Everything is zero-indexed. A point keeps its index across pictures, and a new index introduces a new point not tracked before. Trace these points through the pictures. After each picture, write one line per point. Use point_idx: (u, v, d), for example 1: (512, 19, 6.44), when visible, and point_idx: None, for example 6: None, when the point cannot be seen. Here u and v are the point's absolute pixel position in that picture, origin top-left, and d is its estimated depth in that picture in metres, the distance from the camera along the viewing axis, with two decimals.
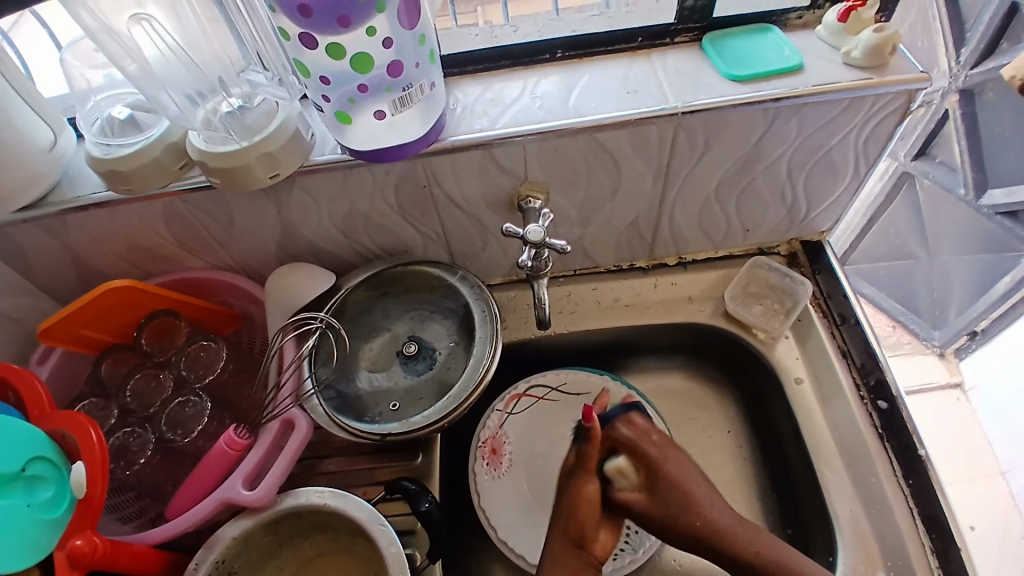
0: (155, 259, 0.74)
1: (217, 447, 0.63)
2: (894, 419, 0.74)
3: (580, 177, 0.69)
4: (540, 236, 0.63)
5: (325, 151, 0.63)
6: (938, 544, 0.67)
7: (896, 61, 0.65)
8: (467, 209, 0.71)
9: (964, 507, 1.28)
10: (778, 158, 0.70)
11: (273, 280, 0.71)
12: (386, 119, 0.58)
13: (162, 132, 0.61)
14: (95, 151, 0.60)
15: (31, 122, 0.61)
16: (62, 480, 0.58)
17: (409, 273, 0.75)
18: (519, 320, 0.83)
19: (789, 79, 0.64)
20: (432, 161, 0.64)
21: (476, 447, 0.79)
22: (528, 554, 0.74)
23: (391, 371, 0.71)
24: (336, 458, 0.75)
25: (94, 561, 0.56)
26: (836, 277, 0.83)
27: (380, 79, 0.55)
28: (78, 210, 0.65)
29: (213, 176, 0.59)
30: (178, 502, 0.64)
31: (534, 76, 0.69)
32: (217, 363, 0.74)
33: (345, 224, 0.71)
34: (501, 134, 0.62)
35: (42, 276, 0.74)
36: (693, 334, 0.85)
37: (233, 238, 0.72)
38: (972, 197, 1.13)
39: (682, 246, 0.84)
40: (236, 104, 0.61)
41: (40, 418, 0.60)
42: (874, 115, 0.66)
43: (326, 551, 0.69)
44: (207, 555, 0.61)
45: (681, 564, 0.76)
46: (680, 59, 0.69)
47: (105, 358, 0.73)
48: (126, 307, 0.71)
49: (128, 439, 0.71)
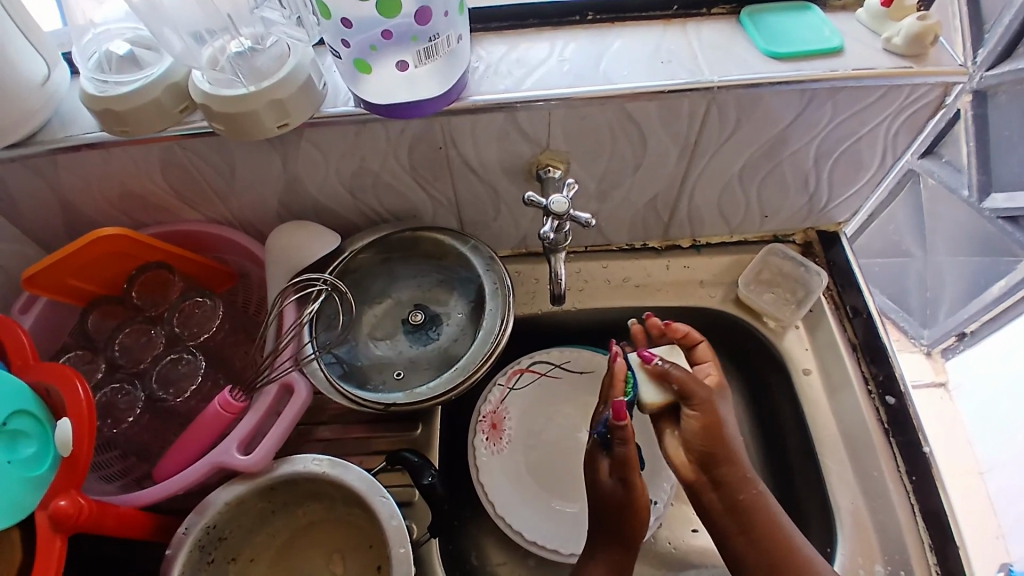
0: (149, 208, 0.71)
1: (211, 408, 0.60)
2: (900, 414, 0.73)
3: (603, 148, 0.66)
4: (564, 207, 0.60)
5: (338, 102, 0.59)
6: (938, 541, 0.67)
7: (935, 52, 0.62)
8: (483, 175, 0.68)
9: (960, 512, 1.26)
10: (807, 143, 0.68)
11: (277, 238, 0.67)
12: (408, 71, 0.55)
13: (163, 72, 0.57)
14: (91, 87, 0.56)
15: (24, 53, 0.56)
16: (45, 437, 0.55)
17: (422, 239, 0.72)
18: (526, 294, 0.80)
19: (829, 60, 0.61)
20: (451, 120, 0.60)
21: (476, 420, 0.76)
22: (526, 531, 0.72)
23: (395, 340, 0.69)
24: (332, 425, 0.73)
25: (78, 523, 0.53)
26: (849, 270, 0.81)
27: (406, 27, 0.51)
28: (69, 150, 0.60)
29: (218, 121, 0.56)
30: (167, 463, 0.61)
31: (562, 38, 0.66)
32: (213, 320, 0.71)
33: (353, 182, 0.68)
34: (525, 96, 0.59)
35: (28, 219, 0.69)
36: (701, 319, 0.83)
37: (234, 191, 0.68)
38: (975, 200, 1.06)
39: (697, 228, 0.81)
40: (246, 45, 0.57)
41: (23, 370, 0.56)
42: (909, 105, 0.64)
43: (320, 519, 0.68)
44: (198, 520, 0.58)
45: (676, 548, 0.76)
46: (715, 30, 0.65)
47: (92, 310, 0.70)
48: (117, 258, 0.67)
49: (116, 396, 0.68)
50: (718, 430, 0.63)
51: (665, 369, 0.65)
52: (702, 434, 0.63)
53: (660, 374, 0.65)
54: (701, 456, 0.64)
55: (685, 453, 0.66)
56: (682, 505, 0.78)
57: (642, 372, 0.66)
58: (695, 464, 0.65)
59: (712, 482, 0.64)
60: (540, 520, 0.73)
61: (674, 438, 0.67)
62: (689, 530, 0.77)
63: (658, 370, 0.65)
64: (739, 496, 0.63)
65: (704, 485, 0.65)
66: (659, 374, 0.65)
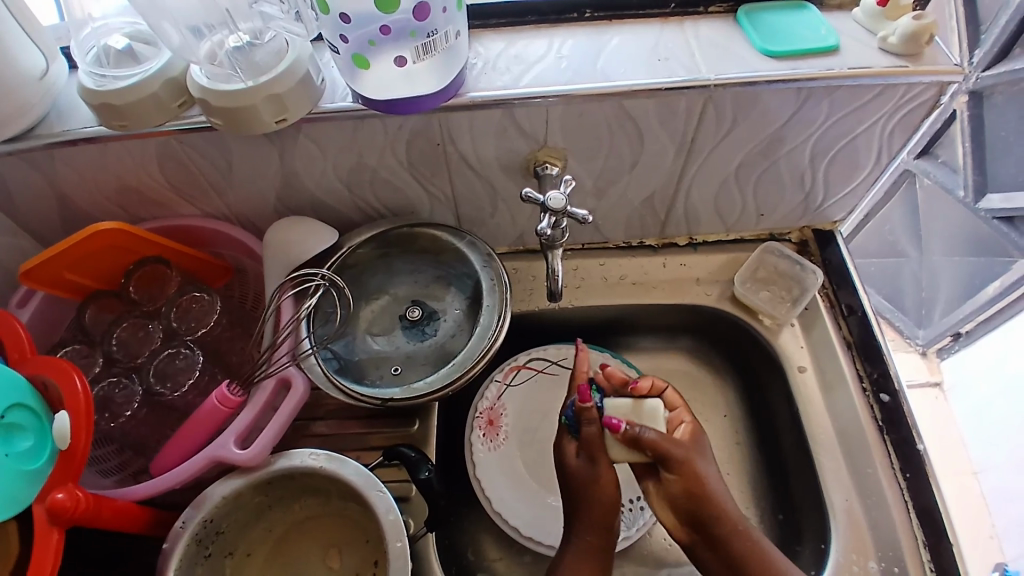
0: (147, 203, 0.71)
1: (209, 402, 0.60)
2: (894, 413, 0.73)
3: (601, 145, 0.66)
4: (562, 204, 0.60)
5: (336, 97, 0.59)
6: (931, 538, 0.67)
7: (931, 52, 0.63)
8: (481, 171, 0.68)
9: (955, 510, 1.26)
10: (803, 142, 0.68)
11: (275, 232, 0.68)
12: (406, 67, 0.55)
13: (162, 66, 0.57)
14: (88, 81, 0.56)
15: (23, 46, 0.56)
16: (42, 431, 0.55)
17: (420, 235, 0.72)
18: (524, 291, 0.81)
19: (824, 59, 0.62)
20: (449, 116, 0.61)
21: (473, 416, 0.77)
22: (522, 527, 0.72)
23: (392, 336, 0.69)
24: (328, 420, 0.73)
25: (75, 516, 0.53)
26: (844, 268, 0.82)
27: (404, 22, 0.51)
28: (66, 144, 0.61)
29: (216, 116, 0.56)
30: (164, 458, 0.61)
31: (560, 35, 0.66)
32: (210, 316, 0.71)
33: (351, 178, 0.68)
34: (523, 93, 0.59)
35: (25, 213, 0.69)
36: (697, 316, 0.83)
37: (232, 187, 0.68)
38: (970, 200, 1.07)
39: (693, 226, 0.82)
40: (245, 40, 0.57)
41: (20, 363, 0.57)
42: (904, 104, 0.64)
43: (316, 514, 0.68)
44: (195, 514, 0.58)
45: (671, 544, 0.76)
46: (712, 28, 0.66)
47: (89, 305, 0.70)
48: (115, 252, 0.67)
49: (114, 390, 0.68)
50: (700, 491, 0.61)
51: (635, 434, 0.62)
52: (687, 497, 0.61)
53: (630, 437, 0.62)
54: (689, 518, 0.61)
55: (673, 516, 0.63)
56: None
57: (611, 438, 0.63)
58: (685, 525, 0.62)
59: (705, 540, 0.61)
60: (539, 515, 0.73)
61: (659, 499, 0.65)
62: None
63: (628, 436, 0.62)
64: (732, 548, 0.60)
65: (697, 544, 0.62)
66: (628, 437, 0.62)
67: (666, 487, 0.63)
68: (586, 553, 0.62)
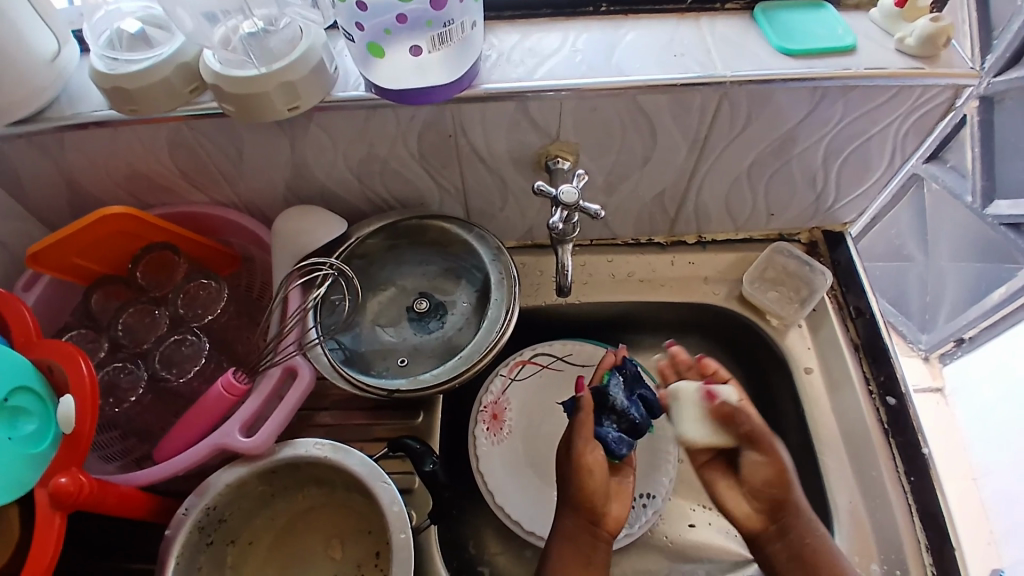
0: (156, 189, 0.70)
1: (214, 390, 0.60)
2: (900, 416, 0.73)
3: (613, 140, 0.66)
4: (574, 198, 0.59)
5: (348, 86, 0.59)
6: (934, 541, 0.67)
7: (947, 54, 0.62)
8: (491, 164, 0.68)
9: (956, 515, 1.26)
10: (815, 142, 0.68)
11: (284, 221, 0.67)
12: (421, 57, 0.54)
13: (174, 51, 0.56)
14: (100, 65, 0.56)
15: (36, 29, 0.56)
16: (47, 415, 0.55)
17: (428, 226, 0.71)
18: (531, 286, 0.80)
19: (841, 59, 0.61)
20: (462, 108, 0.60)
21: (477, 410, 0.76)
22: (525, 522, 0.72)
23: (399, 327, 0.70)
24: (333, 411, 0.73)
25: (80, 501, 0.53)
26: (853, 270, 0.81)
27: (421, 11, 0.51)
28: (76, 128, 0.60)
29: (228, 103, 0.55)
30: (168, 444, 0.61)
31: (575, 29, 0.65)
32: (217, 302, 0.71)
33: (361, 168, 0.67)
34: (537, 85, 0.59)
35: (33, 197, 0.69)
36: (704, 315, 0.83)
37: (241, 174, 0.68)
38: (978, 206, 1.06)
39: (703, 224, 0.81)
40: (259, 25, 0.56)
41: (26, 347, 0.56)
42: (920, 106, 0.64)
43: (320, 504, 0.68)
44: (198, 502, 0.58)
45: (673, 542, 0.76)
46: (728, 25, 0.65)
47: (96, 289, 0.70)
48: (122, 238, 0.67)
49: (119, 375, 0.68)
50: (784, 477, 0.66)
51: (730, 409, 0.67)
52: (770, 484, 0.66)
53: (721, 412, 0.68)
54: (770, 505, 0.66)
55: (750, 504, 0.68)
56: (678, 500, 0.78)
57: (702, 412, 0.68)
58: (762, 513, 0.67)
59: (779, 530, 0.66)
60: (540, 512, 0.73)
61: (732, 491, 0.69)
62: (686, 524, 0.77)
63: (723, 409, 0.68)
64: (804, 542, 0.64)
65: (766, 535, 0.67)
66: (720, 413, 0.68)
67: (749, 473, 0.68)
68: (579, 546, 0.64)
